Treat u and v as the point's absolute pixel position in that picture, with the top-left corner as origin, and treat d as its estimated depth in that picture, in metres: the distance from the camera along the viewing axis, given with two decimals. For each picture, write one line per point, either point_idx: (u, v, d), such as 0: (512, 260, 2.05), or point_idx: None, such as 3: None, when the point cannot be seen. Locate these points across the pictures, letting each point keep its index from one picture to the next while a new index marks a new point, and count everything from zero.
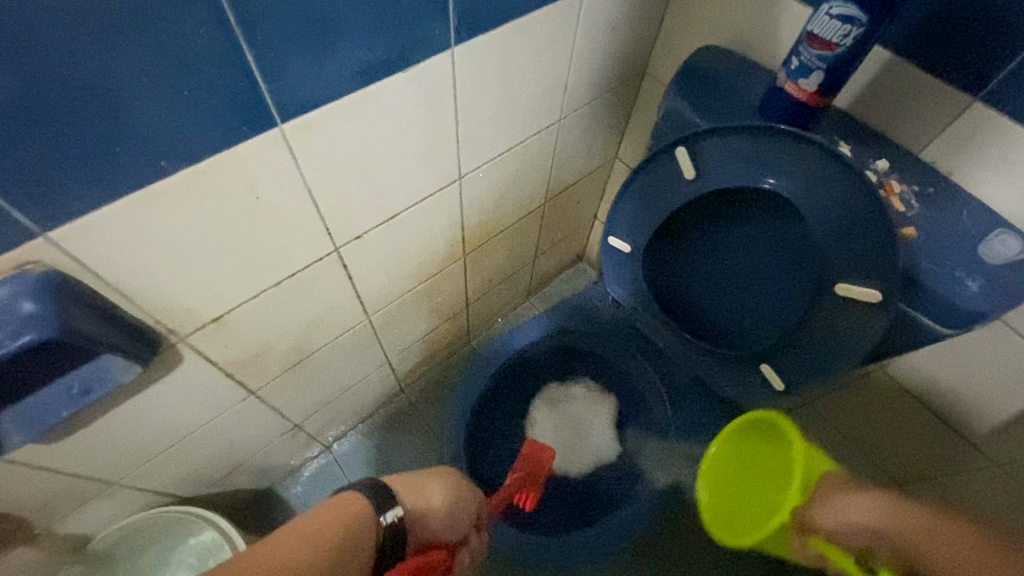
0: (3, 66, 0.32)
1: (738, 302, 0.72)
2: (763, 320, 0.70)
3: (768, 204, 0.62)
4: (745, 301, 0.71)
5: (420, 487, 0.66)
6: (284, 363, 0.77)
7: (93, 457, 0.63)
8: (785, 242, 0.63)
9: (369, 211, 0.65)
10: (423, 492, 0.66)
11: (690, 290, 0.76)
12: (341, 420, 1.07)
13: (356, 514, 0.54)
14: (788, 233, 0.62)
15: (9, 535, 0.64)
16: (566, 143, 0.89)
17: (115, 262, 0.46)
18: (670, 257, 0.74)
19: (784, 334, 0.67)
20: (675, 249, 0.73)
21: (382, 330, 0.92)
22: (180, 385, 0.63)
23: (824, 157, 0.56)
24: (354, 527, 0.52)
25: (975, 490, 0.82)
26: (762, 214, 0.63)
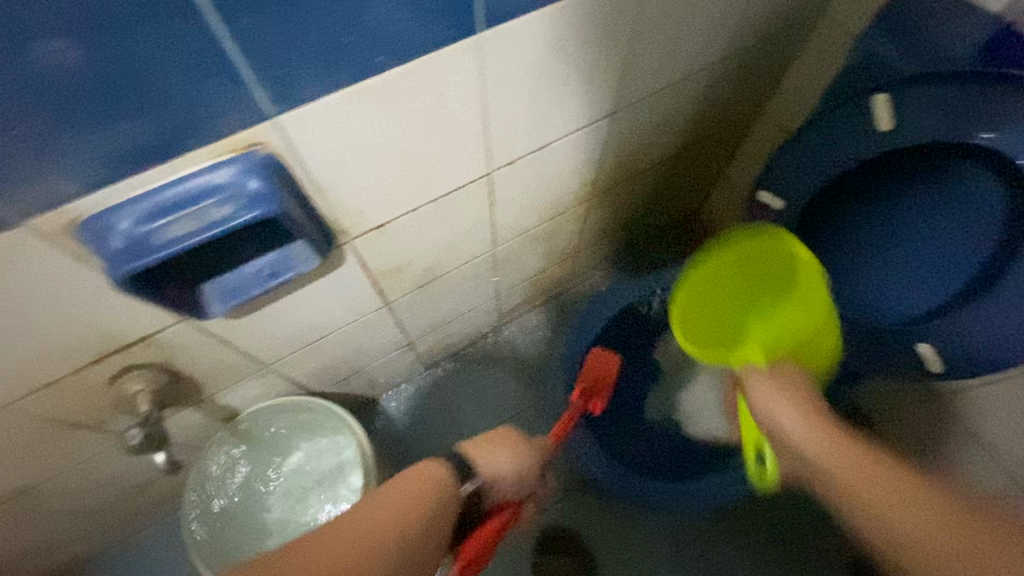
0: None
1: (888, 278, 0.69)
2: (919, 297, 0.67)
3: (965, 172, 0.57)
4: (898, 277, 0.68)
5: (484, 450, 0.64)
6: (417, 280, 0.82)
7: (257, 340, 0.71)
8: (969, 216, 0.59)
9: (525, 137, 0.66)
10: (488, 456, 0.63)
11: (832, 259, 0.73)
12: (446, 345, 1.13)
13: (435, 482, 0.57)
14: (979, 205, 0.58)
15: (184, 398, 0.74)
16: (719, 87, 0.84)
17: (319, 155, 0.50)
18: (821, 220, 0.71)
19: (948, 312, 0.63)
20: (829, 213, 0.70)
21: (501, 262, 0.94)
22: (335, 285, 0.69)
23: None
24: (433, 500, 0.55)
25: None
26: (950, 180, 0.59)
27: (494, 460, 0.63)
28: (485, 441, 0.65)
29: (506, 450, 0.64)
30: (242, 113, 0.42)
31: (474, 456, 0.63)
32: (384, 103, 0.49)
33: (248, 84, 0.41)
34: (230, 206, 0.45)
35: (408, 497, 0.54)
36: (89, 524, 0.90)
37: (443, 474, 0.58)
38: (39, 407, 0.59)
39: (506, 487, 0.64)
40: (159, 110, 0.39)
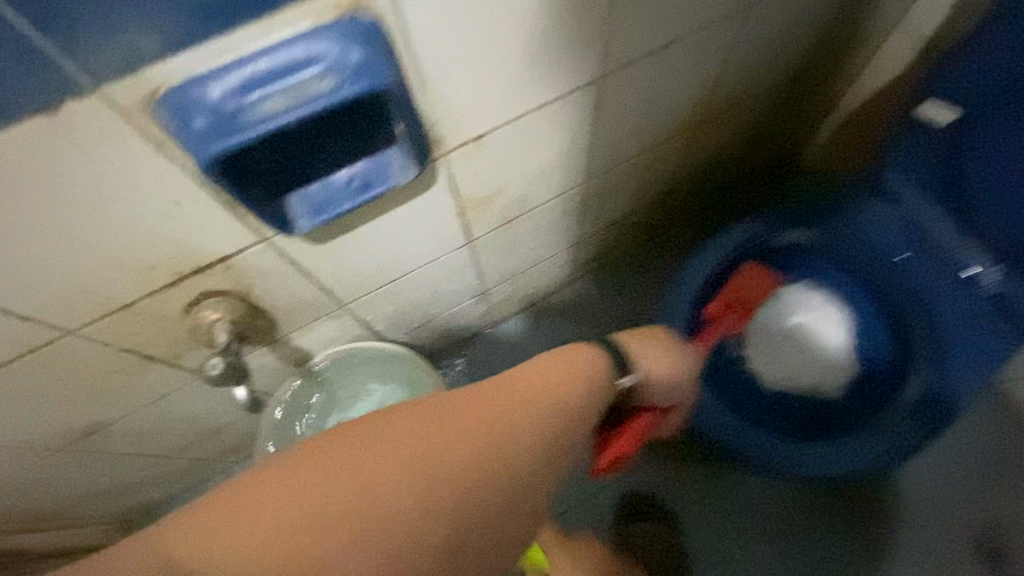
0: None
1: None
2: None
3: None
4: None
5: (642, 348, 0.65)
6: (505, 214, 0.73)
7: (337, 273, 0.64)
8: None
9: (649, 32, 0.56)
10: (646, 353, 0.65)
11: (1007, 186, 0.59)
12: (519, 297, 1.05)
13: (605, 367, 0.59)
14: None
15: (259, 338, 0.69)
16: None
17: (428, 31, 0.41)
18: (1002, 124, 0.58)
19: None
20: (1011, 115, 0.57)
21: (589, 202, 0.85)
22: (422, 210, 0.61)
23: None
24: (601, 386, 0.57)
25: None
26: None
27: (653, 363, 0.65)
28: (647, 343, 0.67)
29: (662, 351, 0.67)
30: None
31: (633, 354, 0.64)
32: None
33: None
34: (333, 78, 0.36)
35: (579, 374, 0.55)
36: (163, 467, 0.88)
37: (602, 361, 0.58)
38: (114, 334, 0.54)
39: (656, 391, 0.66)
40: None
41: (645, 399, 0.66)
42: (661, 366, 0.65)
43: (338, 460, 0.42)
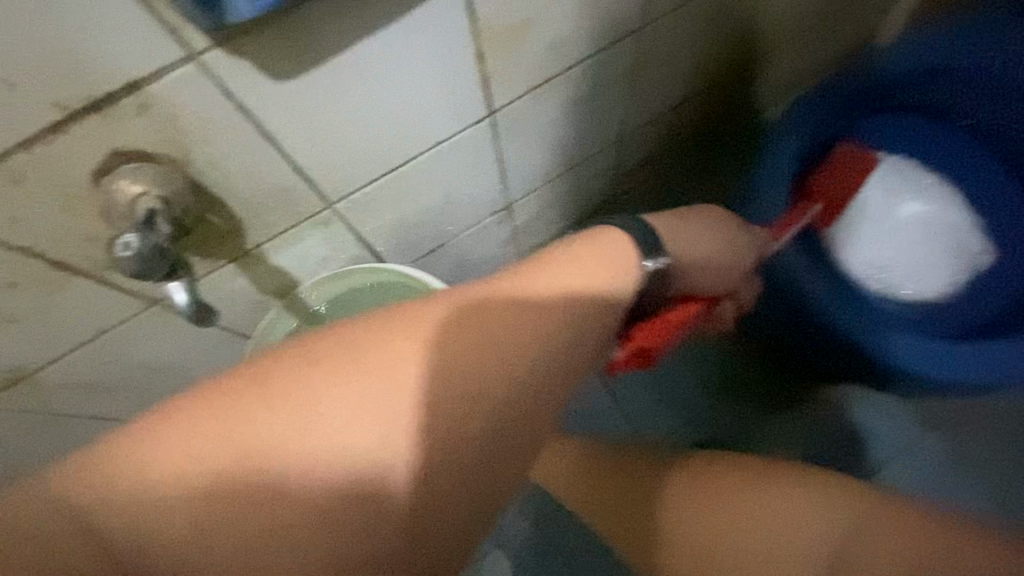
0: None
1: None
2: None
3: None
4: None
5: (680, 229, 0.49)
6: (537, 70, 0.55)
7: (319, 148, 0.47)
8: None
9: None
10: (685, 236, 0.49)
11: None
12: (549, 220, 0.87)
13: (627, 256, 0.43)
14: None
15: (222, 248, 0.52)
16: None
17: None
18: None
19: None
20: None
21: (637, 71, 0.67)
22: (428, 38, 0.44)
23: None
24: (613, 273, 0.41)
25: None
26: None
27: (689, 246, 0.49)
28: (682, 220, 0.51)
29: (705, 235, 0.51)
30: None
31: (663, 234, 0.47)
32: None
33: None
34: None
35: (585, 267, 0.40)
36: None
37: (624, 246, 0.43)
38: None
39: (698, 278, 0.50)
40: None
41: (679, 290, 0.49)
42: (700, 253, 0.50)
43: (331, 385, 0.31)
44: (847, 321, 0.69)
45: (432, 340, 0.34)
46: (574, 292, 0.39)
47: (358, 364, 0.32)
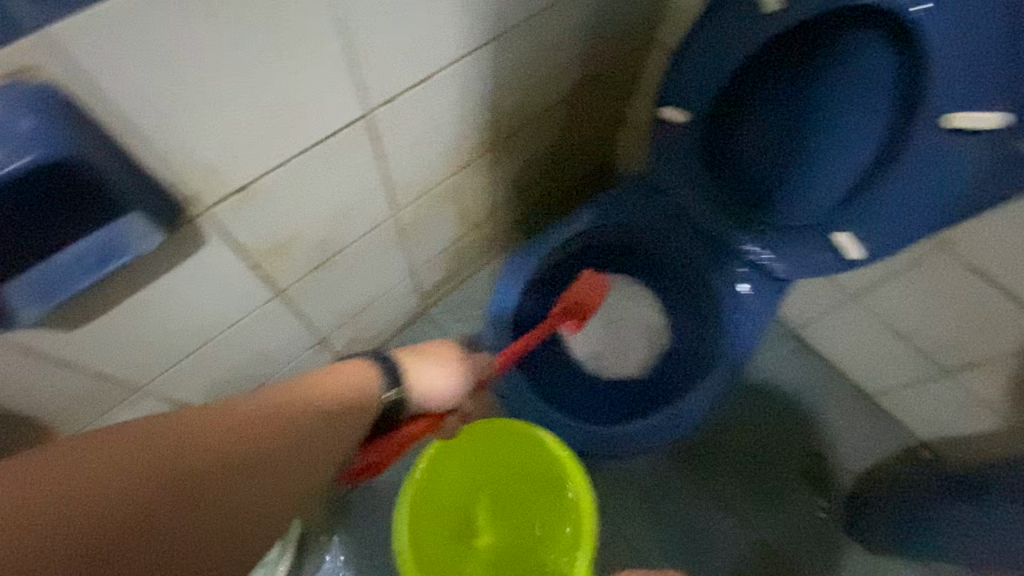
0: None
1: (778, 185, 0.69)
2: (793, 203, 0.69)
3: (802, 67, 0.60)
4: (779, 193, 0.70)
5: (415, 362, 0.59)
6: (311, 260, 0.71)
7: (118, 352, 0.60)
8: (856, 90, 0.58)
9: (399, 68, 0.57)
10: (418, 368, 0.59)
11: (749, 151, 0.69)
12: (366, 339, 1.02)
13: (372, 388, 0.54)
14: (865, 77, 0.56)
15: (33, 436, 0.61)
16: (605, 12, 0.78)
17: (127, 98, 0.41)
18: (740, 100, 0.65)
19: (837, 204, 0.65)
20: (740, 95, 0.65)
21: (409, 233, 0.85)
22: (203, 271, 0.59)
23: None
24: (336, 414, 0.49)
25: None
26: (778, 88, 0.63)
27: (426, 381, 0.58)
28: (421, 353, 0.60)
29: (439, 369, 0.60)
30: None
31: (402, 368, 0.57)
32: (202, 11, 0.40)
33: None
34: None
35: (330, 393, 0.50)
36: None
37: (367, 378, 0.54)
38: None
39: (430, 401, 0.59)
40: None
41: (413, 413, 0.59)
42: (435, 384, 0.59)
43: (200, 426, 0.42)
44: (600, 434, 0.78)
45: (235, 410, 0.44)
46: (320, 401, 0.49)
47: (204, 423, 0.42)
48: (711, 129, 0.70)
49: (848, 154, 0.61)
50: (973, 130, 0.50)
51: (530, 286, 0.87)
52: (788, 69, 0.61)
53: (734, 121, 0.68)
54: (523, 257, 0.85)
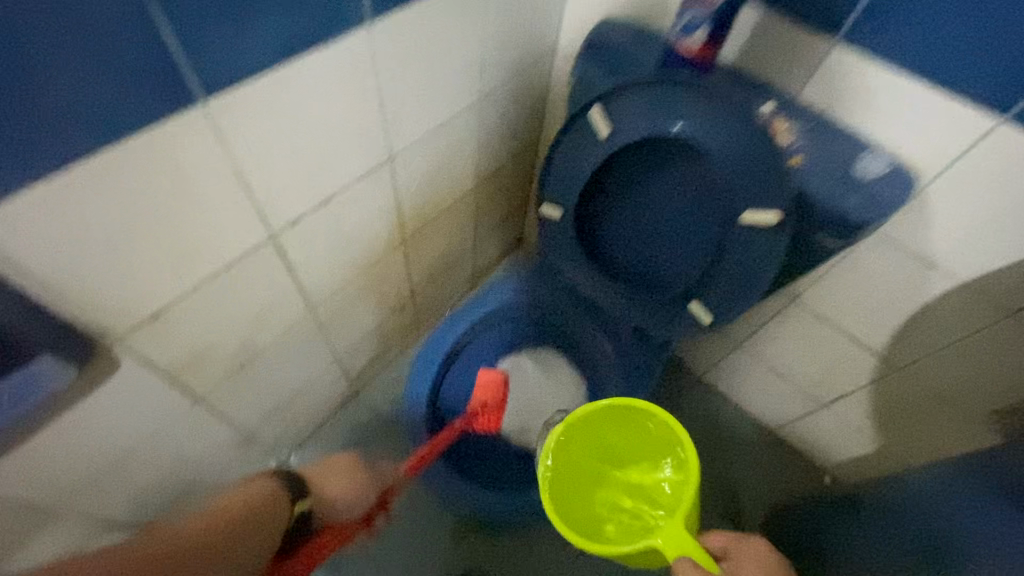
0: None
1: (641, 266, 0.81)
2: (654, 279, 0.81)
3: (636, 175, 0.72)
4: (643, 272, 0.81)
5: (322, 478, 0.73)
6: (230, 364, 0.76)
7: (35, 484, 0.61)
8: (681, 192, 0.70)
9: (303, 195, 0.66)
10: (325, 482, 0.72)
11: (613, 239, 0.81)
12: (295, 428, 1.05)
13: (281, 500, 0.62)
14: (685, 182, 0.69)
15: None
16: (494, 124, 0.91)
17: (43, 260, 0.47)
18: (597, 200, 0.77)
19: (688, 279, 0.76)
20: (596, 196, 0.77)
21: (330, 326, 0.91)
22: (120, 392, 0.62)
23: (723, 108, 0.62)
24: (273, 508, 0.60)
25: (894, 395, 0.92)
26: (622, 190, 0.75)
27: (335, 493, 0.72)
28: (329, 471, 0.74)
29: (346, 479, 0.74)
30: None
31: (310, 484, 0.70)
32: (109, 186, 0.47)
33: None
34: None
35: (247, 501, 0.58)
36: None
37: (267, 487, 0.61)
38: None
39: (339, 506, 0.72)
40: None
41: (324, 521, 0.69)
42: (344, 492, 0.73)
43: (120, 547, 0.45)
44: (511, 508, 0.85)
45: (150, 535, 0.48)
46: (235, 501, 0.57)
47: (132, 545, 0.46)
48: (576, 227, 0.80)
49: (678, 243, 0.74)
50: (758, 225, 0.64)
51: (440, 374, 0.94)
52: (621, 180, 0.73)
53: (595, 217, 0.79)
54: (428, 350, 0.94)
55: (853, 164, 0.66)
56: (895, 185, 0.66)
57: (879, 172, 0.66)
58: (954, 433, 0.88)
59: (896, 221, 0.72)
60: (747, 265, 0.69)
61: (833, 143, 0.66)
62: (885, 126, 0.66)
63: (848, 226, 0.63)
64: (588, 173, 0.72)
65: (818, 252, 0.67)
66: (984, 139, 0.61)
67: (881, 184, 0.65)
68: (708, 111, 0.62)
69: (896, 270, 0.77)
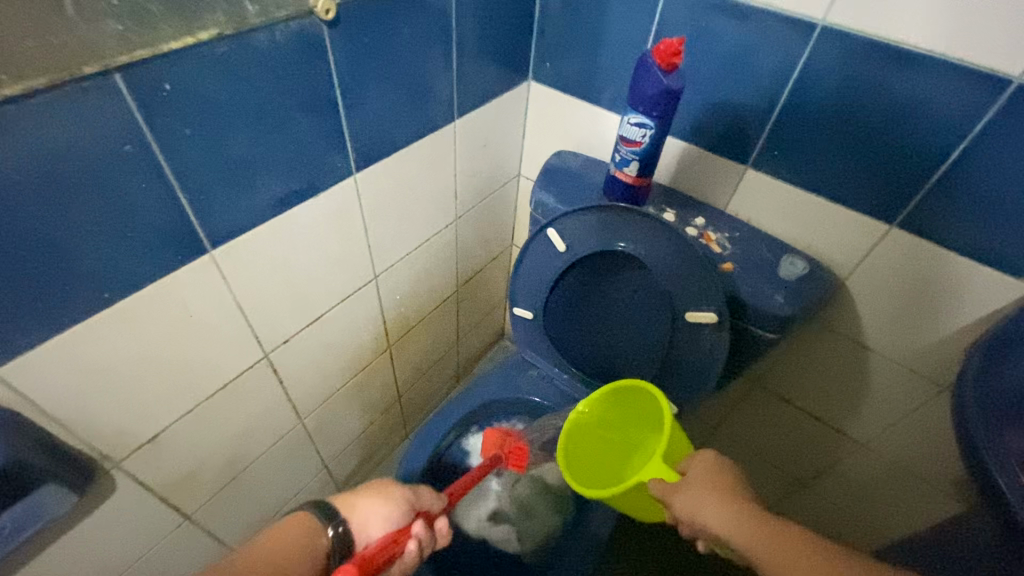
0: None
1: (608, 360, 0.88)
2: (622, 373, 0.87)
3: (593, 283, 0.81)
4: (611, 367, 0.88)
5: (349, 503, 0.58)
6: (220, 478, 0.78)
7: None
8: (633, 296, 0.79)
9: (295, 316, 0.74)
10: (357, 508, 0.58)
11: (581, 338, 0.88)
12: None
13: (316, 538, 0.52)
14: (635, 287, 0.78)
15: None
16: (466, 237, 1.02)
17: (58, 395, 0.52)
18: (563, 304, 0.86)
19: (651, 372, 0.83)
20: (562, 300, 0.85)
21: (317, 433, 0.94)
22: (113, 515, 0.64)
23: (657, 228, 0.72)
24: (313, 552, 0.51)
25: (863, 471, 0.95)
26: (584, 296, 0.83)
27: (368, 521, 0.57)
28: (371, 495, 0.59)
29: (382, 504, 0.59)
30: None
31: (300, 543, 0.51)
32: (126, 327, 0.54)
33: None
34: None
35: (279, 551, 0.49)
36: None
37: (299, 528, 0.52)
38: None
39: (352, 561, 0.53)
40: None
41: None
42: (380, 524, 0.57)
43: None
44: None
45: None
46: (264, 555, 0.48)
47: None
48: (545, 329, 0.89)
49: (635, 338, 0.82)
50: (704, 322, 0.72)
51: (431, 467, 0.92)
52: (578, 286, 0.83)
53: (562, 320, 0.88)
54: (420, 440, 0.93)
55: (777, 266, 0.75)
56: (815, 285, 0.74)
57: (802, 271, 0.74)
58: (926, 506, 0.91)
59: (828, 309, 0.81)
60: (699, 357, 0.76)
61: (758, 247, 0.77)
62: (799, 232, 0.77)
63: (779, 319, 0.71)
64: (550, 281, 0.83)
65: (759, 342, 0.75)
66: (882, 240, 0.71)
67: (808, 282, 0.73)
68: (645, 231, 0.72)
69: (835, 353, 0.85)
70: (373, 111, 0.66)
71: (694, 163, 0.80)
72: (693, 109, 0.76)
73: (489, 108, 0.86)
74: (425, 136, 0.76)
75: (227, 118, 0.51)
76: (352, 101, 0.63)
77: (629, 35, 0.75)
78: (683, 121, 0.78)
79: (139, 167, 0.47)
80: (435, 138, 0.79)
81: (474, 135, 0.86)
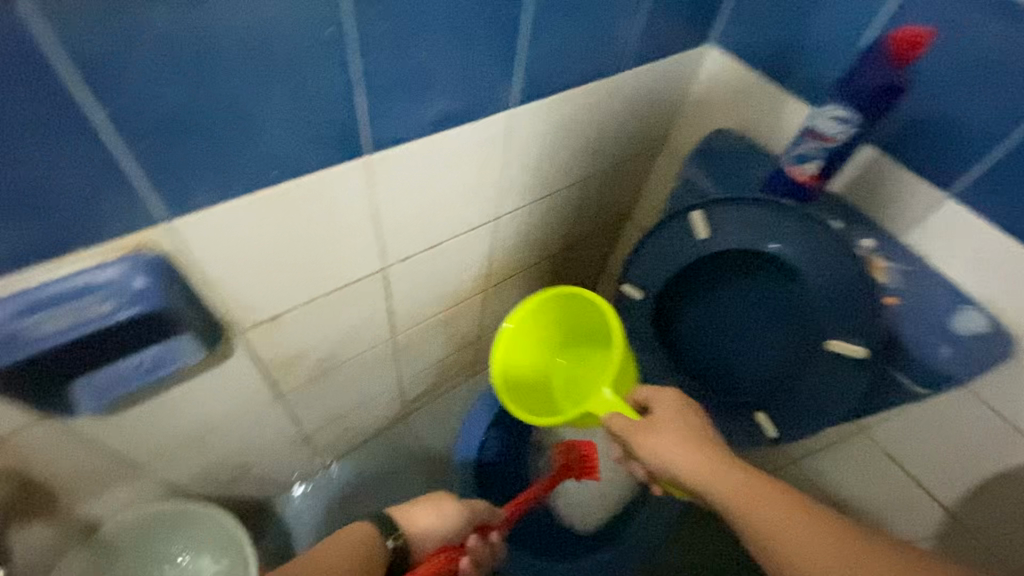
0: (192, 93, 0.42)
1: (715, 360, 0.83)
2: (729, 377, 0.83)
3: (726, 273, 0.75)
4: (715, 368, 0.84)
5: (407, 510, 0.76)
6: (316, 368, 0.83)
7: (135, 438, 0.68)
8: (772, 304, 0.73)
9: (419, 238, 0.74)
10: (411, 514, 0.76)
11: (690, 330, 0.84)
12: (345, 439, 1.10)
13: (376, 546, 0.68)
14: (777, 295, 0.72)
15: (34, 508, 0.67)
16: (591, 198, 0.97)
17: (210, 259, 0.55)
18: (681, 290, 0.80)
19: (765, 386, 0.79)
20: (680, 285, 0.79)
21: (403, 352, 0.97)
22: (227, 376, 0.70)
23: (826, 239, 0.66)
24: (373, 559, 0.66)
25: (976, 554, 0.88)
26: (711, 284, 0.78)
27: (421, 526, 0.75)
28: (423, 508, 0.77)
29: (433, 511, 0.76)
30: (133, 215, 0.46)
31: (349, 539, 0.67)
32: (278, 210, 0.55)
33: (143, 191, 0.45)
34: (113, 302, 0.48)
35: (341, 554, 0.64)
36: None
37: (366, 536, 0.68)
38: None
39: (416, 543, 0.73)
40: (38, 211, 0.42)
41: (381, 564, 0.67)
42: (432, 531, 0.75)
43: None
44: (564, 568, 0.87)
45: None
46: None
47: None
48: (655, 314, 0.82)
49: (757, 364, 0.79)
50: (845, 354, 0.67)
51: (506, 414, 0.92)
52: (706, 275, 0.77)
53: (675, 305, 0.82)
54: None
55: (951, 316, 0.66)
56: (989, 348, 0.64)
57: (978, 328, 0.65)
58: None
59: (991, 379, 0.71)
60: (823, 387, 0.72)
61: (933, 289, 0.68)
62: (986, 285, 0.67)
63: (935, 373, 0.65)
64: (676, 266, 0.76)
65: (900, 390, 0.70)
66: None
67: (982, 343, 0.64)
68: (810, 240, 0.66)
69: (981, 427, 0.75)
70: (553, 45, 0.62)
71: (879, 177, 0.70)
72: (904, 112, 0.65)
73: (660, 68, 0.79)
74: (591, 83, 0.71)
75: (419, 22, 0.49)
76: (536, 30, 0.58)
77: (852, 12, 0.65)
78: (888, 126, 0.67)
79: (331, 54, 0.46)
80: (599, 87, 0.73)
81: (635, 93, 0.80)
